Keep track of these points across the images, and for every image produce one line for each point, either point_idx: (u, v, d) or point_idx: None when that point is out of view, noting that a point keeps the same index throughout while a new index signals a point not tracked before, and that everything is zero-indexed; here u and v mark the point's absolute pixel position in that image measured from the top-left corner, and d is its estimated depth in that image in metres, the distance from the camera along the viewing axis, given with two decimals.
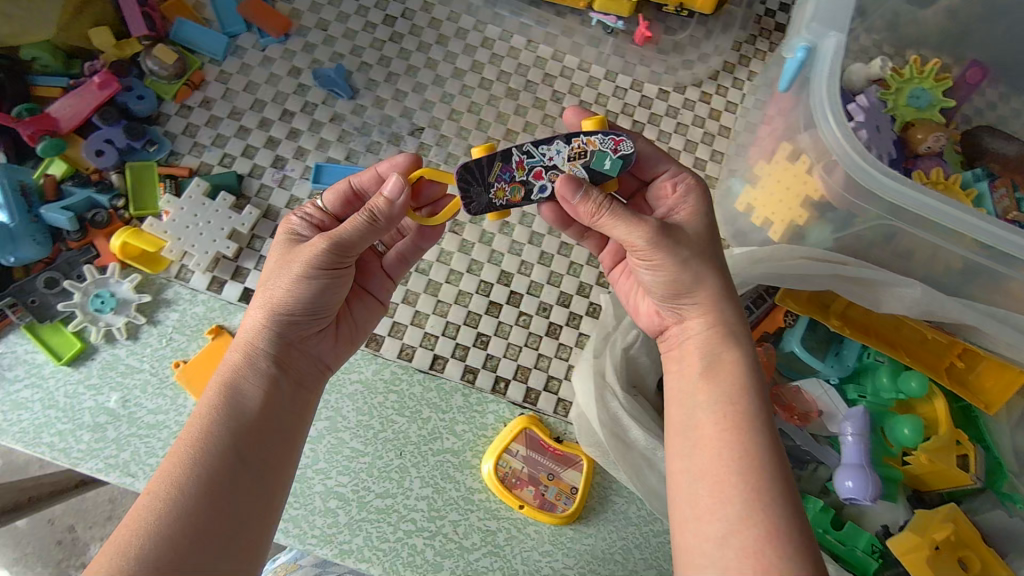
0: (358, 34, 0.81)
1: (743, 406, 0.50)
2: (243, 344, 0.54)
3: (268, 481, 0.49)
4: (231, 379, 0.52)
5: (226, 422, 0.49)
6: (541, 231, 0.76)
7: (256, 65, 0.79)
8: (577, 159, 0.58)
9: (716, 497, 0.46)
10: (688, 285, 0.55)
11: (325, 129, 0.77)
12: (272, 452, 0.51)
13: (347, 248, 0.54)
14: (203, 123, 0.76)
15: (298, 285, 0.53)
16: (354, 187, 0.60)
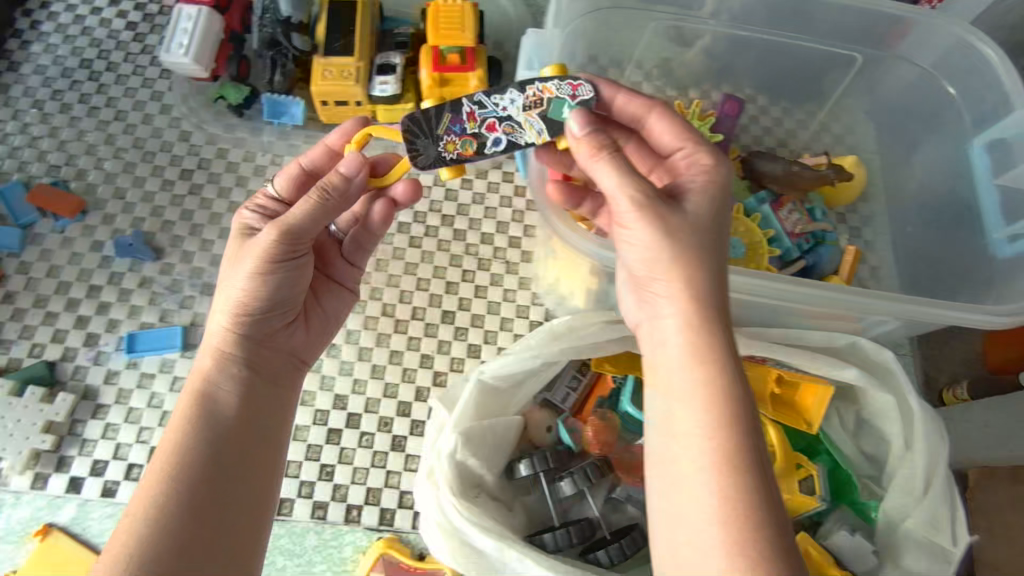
0: (156, 194, 0.82)
1: (725, 437, 0.45)
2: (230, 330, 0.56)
3: (257, 481, 0.53)
4: (207, 387, 0.55)
5: (200, 424, 0.52)
6: (369, 344, 0.77)
7: (57, 248, 0.78)
8: (533, 108, 0.60)
9: (696, 543, 0.43)
10: (659, 265, 0.50)
11: (136, 295, 0.77)
12: (261, 447, 0.55)
13: (300, 237, 0.55)
14: (6, 319, 0.75)
15: (253, 282, 0.55)
16: (305, 169, 0.63)
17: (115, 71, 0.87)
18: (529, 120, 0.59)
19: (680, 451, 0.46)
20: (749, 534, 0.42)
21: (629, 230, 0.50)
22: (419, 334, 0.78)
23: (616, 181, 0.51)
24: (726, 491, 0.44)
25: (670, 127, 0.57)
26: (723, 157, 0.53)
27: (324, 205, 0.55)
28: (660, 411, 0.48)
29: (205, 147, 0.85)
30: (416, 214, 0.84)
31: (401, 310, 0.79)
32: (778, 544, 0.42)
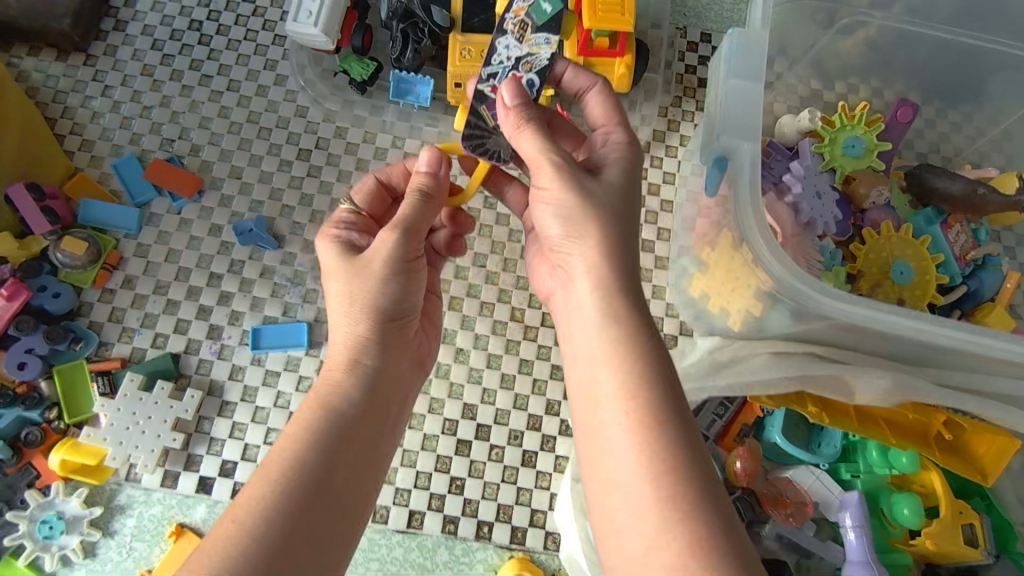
0: (273, 175, 0.78)
1: (644, 398, 0.47)
2: (340, 367, 0.54)
3: (359, 484, 0.50)
4: (326, 395, 0.52)
5: (312, 460, 0.48)
6: (498, 352, 0.74)
7: (175, 231, 0.75)
8: (522, 33, 0.63)
9: (630, 508, 0.44)
10: (576, 226, 0.53)
11: (257, 286, 0.74)
12: (375, 436, 0.53)
13: (416, 228, 0.56)
14: (128, 305, 0.72)
15: (385, 284, 0.55)
16: (382, 181, 0.66)
17: (227, 37, 0.83)
18: (534, 42, 0.63)
19: (597, 439, 0.48)
20: (678, 506, 0.43)
21: (551, 204, 0.54)
22: (550, 343, 0.74)
23: (539, 147, 0.54)
24: (646, 474, 0.44)
25: (603, 104, 0.60)
26: (635, 143, 0.58)
27: (424, 201, 0.58)
28: (574, 379, 0.52)
29: (321, 125, 0.81)
30: None
31: (531, 315, 0.75)
32: (718, 520, 0.43)
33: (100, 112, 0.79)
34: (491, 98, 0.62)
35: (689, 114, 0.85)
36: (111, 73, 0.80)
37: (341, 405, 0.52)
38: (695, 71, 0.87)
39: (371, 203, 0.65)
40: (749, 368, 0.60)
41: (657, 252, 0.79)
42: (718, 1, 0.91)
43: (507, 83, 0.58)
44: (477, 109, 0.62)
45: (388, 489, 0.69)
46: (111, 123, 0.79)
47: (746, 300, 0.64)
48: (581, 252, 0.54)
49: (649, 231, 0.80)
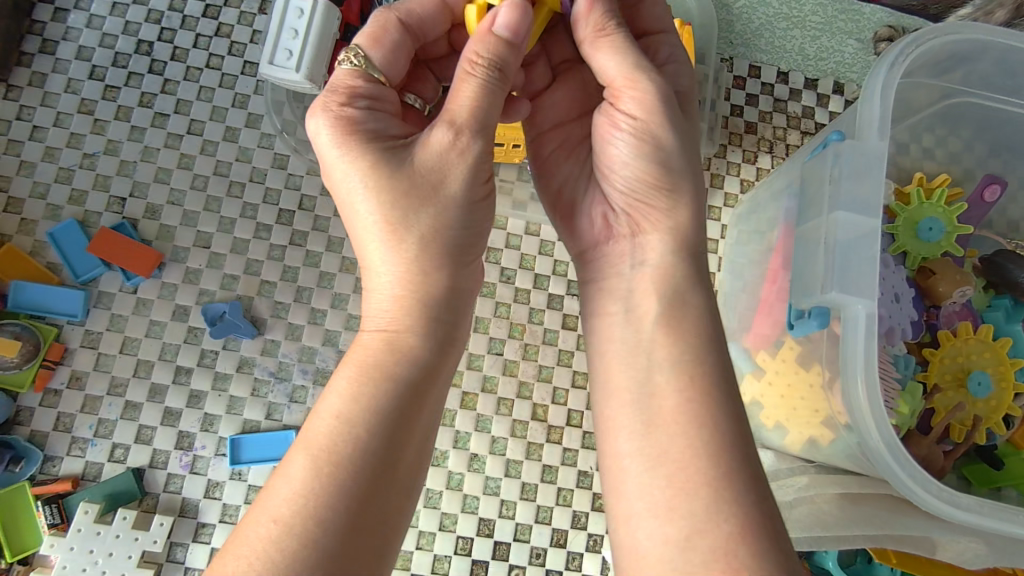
0: (249, 243, 0.66)
1: (707, 373, 0.42)
2: (399, 304, 0.43)
3: (417, 456, 0.42)
4: (391, 347, 0.43)
5: (365, 445, 0.39)
6: (518, 457, 0.64)
7: (130, 314, 0.63)
8: None
9: (677, 484, 0.39)
10: (649, 166, 0.45)
11: (234, 381, 0.63)
12: (435, 393, 0.44)
13: (484, 125, 0.44)
14: (78, 409, 0.61)
15: (458, 214, 0.43)
16: (403, 24, 0.49)
17: (184, 63, 0.69)
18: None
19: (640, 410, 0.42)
20: (729, 494, 0.38)
21: (625, 118, 0.46)
22: (576, 445, 0.65)
23: (632, 60, 0.45)
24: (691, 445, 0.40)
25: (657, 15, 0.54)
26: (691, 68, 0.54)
27: (496, 82, 0.44)
28: (621, 343, 0.45)
29: (305, 179, 0.68)
30: (571, 283, 0.69)
31: (555, 413, 0.66)
32: (758, 500, 0.38)
33: (32, 162, 0.66)
34: None
35: (734, 168, 0.75)
36: (40, 109, 0.66)
37: (409, 356, 0.42)
38: (742, 113, 0.76)
39: (386, 59, 0.48)
40: (818, 517, 0.52)
41: None
42: (769, 26, 0.78)
43: None
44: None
45: None
46: (44, 175, 0.65)
47: (812, 425, 0.56)
48: (657, 203, 0.46)
49: None
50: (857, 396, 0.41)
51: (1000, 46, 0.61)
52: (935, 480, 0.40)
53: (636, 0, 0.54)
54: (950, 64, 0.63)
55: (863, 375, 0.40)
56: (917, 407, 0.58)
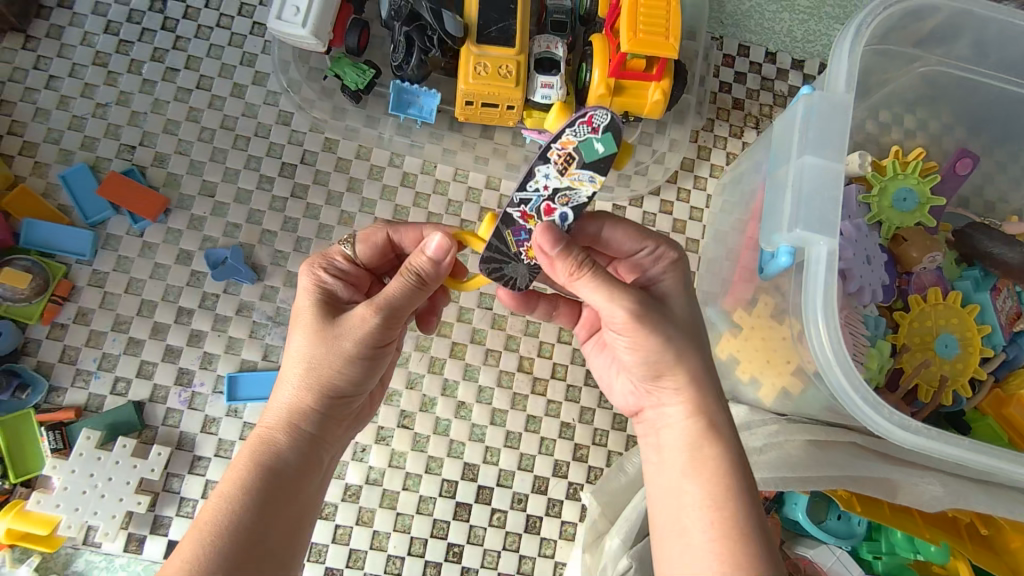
0: (252, 194, 0.69)
1: (732, 510, 0.44)
2: (275, 427, 0.46)
3: (284, 562, 0.43)
4: (268, 459, 0.45)
5: (219, 563, 0.40)
6: (503, 407, 0.67)
7: (136, 257, 0.66)
8: (568, 167, 0.51)
9: None
10: (657, 364, 0.47)
11: (233, 324, 0.66)
12: (304, 507, 0.46)
13: (397, 315, 0.47)
14: (83, 343, 0.63)
15: (349, 365, 0.47)
16: (390, 238, 0.55)
17: (196, 22, 0.72)
18: (577, 177, 0.51)
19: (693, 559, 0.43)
20: None
21: (620, 337, 0.48)
22: (560, 398, 0.68)
23: (603, 292, 0.46)
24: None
25: (629, 233, 0.53)
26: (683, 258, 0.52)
27: (417, 290, 0.48)
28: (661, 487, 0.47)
29: (308, 135, 0.71)
30: None
31: (541, 365, 0.68)
32: None
33: (46, 110, 0.68)
34: (524, 220, 0.51)
35: (721, 142, 0.78)
36: (56, 60, 0.69)
37: (280, 468, 0.45)
38: (730, 90, 0.79)
39: (370, 256, 0.54)
40: (785, 459, 0.54)
41: None
42: (760, 8, 0.81)
43: (540, 226, 0.48)
44: (502, 234, 0.52)
45: (380, 556, 0.63)
46: (58, 123, 0.68)
47: (782, 375, 0.58)
48: (671, 385, 0.48)
49: None
50: (819, 336, 0.44)
51: (974, 20, 0.63)
52: (888, 407, 0.44)
53: (602, 234, 0.54)
54: (925, 39, 0.65)
55: (823, 316, 0.44)
56: (885, 364, 0.61)
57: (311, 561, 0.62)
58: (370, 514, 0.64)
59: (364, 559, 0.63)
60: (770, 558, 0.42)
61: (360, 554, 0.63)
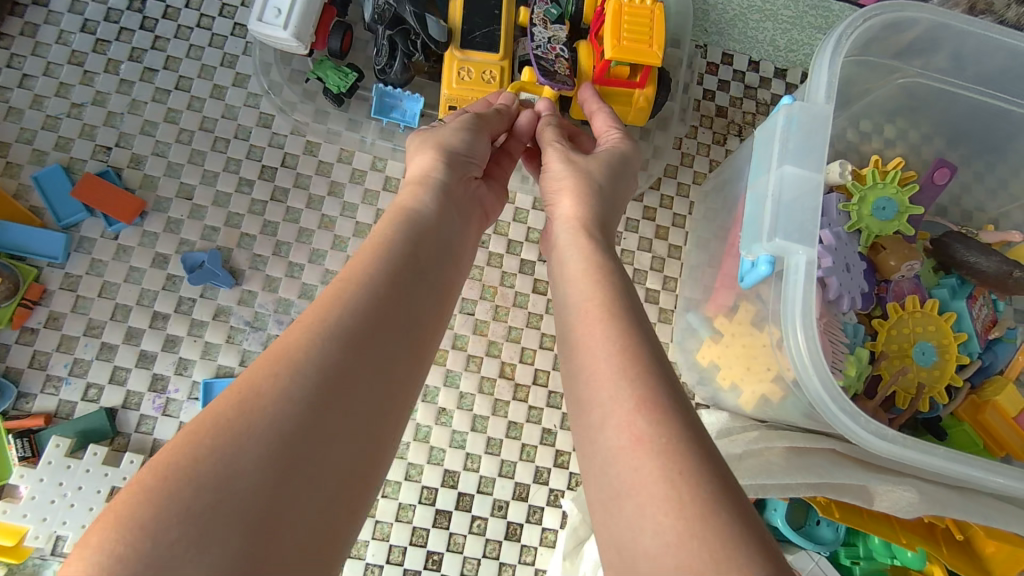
0: (231, 197, 0.68)
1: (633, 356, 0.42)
2: (411, 188, 0.53)
3: (415, 329, 0.43)
4: (394, 230, 0.47)
5: (382, 266, 0.44)
6: (484, 412, 0.66)
7: (111, 259, 0.65)
8: (544, 24, 0.66)
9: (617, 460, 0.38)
10: (560, 186, 0.58)
11: (210, 329, 0.65)
12: (432, 285, 0.47)
13: (485, 124, 0.59)
14: (54, 347, 0.62)
15: (452, 145, 0.56)
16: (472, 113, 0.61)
17: (176, 21, 0.70)
18: (554, 28, 0.66)
19: (594, 410, 0.41)
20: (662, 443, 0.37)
21: (548, 184, 0.59)
22: (542, 403, 0.68)
23: (548, 139, 0.61)
24: (636, 428, 0.38)
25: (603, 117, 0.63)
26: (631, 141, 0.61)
27: (498, 113, 0.60)
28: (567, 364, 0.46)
29: (289, 139, 0.71)
30: (543, 251, 0.71)
31: (523, 371, 0.68)
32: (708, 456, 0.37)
33: (19, 109, 0.67)
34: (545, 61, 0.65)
35: (704, 149, 0.78)
36: (30, 58, 0.68)
37: (410, 241, 0.47)
38: (713, 98, 0.80)
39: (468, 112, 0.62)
40: (766, 466, 0.54)
41: (663, 304, 0.72)
42: (743, 17, 0.82)
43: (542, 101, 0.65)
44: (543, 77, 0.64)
45: (358, 563, 0.62)
46: (31, 122, 0.67)
47: (763, 381, 0.58)
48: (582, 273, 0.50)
49: (656, 279, 0.73)
50: (797, 345, 0.44)
51: (954, 31, 0.63)
52: (866, 414, 0.44)
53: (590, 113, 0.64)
54: (905, 50, 0.66)
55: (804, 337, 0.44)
56: (863, 371, 0.61)
57: None
58: None
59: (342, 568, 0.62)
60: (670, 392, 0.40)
61: None
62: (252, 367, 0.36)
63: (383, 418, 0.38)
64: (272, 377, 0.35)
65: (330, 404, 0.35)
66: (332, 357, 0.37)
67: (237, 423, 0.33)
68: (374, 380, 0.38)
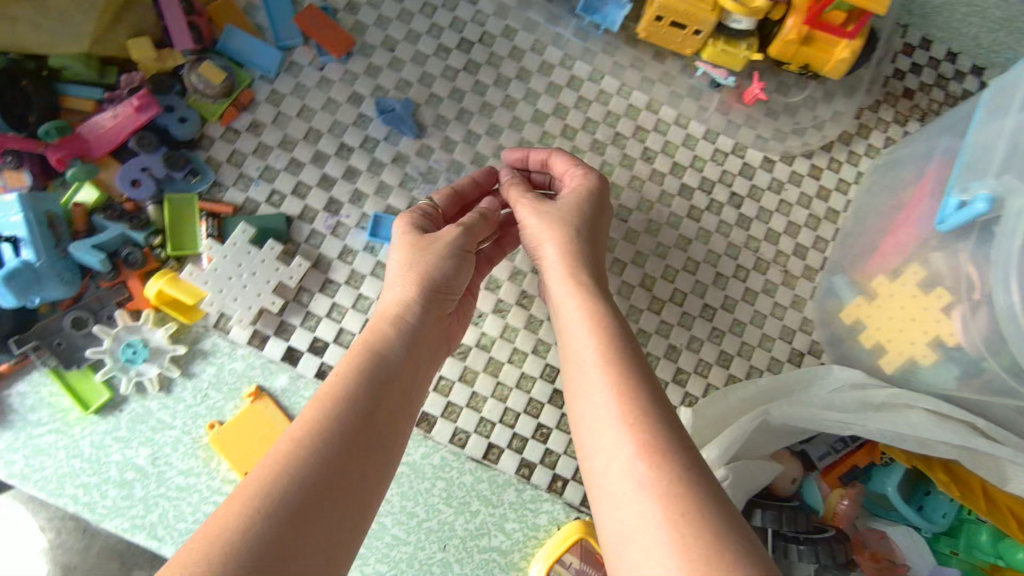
0: (428, 58, 0.72)
1: (648, 436, 0.42)
2: (382, 322, 0.53)
3: (387, 440, 0.46)
4: (372, 345, 0.50)
5: (363, 381, 0.47)
6: (618, 314, 0.70)
7: (313, 86, 0.70)
8: None
9: (647, 552, 0.38)
10: (540, 232, 0.56)
11: (387, 171, 0.69)
12: (400, 398, 0.49)
13: (476, 229, 0.58)
14: (250, 152, 0.67)
15: (446, 261, 0.55)
16: (455, 189, 0.63)
17: None
18: None
19: (599, 454, 0.43)
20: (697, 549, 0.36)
21: (538, 242, 0.57)
22: (673, 320, 0.71)
23: (517, 193, 0.60)
24: (660, 483, 0.40)
25: (565, 164, 0.62)
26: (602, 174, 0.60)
27: (484, 218, 0.59)
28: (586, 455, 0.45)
29: (491, 18, 0.73)
30: (704, 180, 0.74)
31: (662, 286, 0.71)
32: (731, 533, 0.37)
33: None
34: None
35: (883, 125, 0.77)
36: None
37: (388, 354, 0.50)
38: (904, 78, 0.79)
39: (449, 201, 0.62)
40: (902, 419, 0.58)
41: (809, 261, 0.73)
42: None
43: (557, 158, 0.62)
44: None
45: (473, 415, 0.67)
46: None
47: (915, 344, 0.62)
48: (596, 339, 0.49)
49: (806, 237, 0.74)
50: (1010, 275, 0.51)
51: None
52: None
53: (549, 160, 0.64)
54: None
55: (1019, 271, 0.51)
56: None
57: None
58: (473, 374, 0.67)
59: (458, 414, 0.66)
60: (705, 492, 0.40)
61: (456, 409, 0.67)
62: (213, 519, 0.37)
63: (347, 523, 0.40)
64: (269, 488, 0.39)
65: (306, 530, 0.38)
66: (309, 480, 0.40)
67: (228, 544, 0.35)
68: (352, 489, 0.42)
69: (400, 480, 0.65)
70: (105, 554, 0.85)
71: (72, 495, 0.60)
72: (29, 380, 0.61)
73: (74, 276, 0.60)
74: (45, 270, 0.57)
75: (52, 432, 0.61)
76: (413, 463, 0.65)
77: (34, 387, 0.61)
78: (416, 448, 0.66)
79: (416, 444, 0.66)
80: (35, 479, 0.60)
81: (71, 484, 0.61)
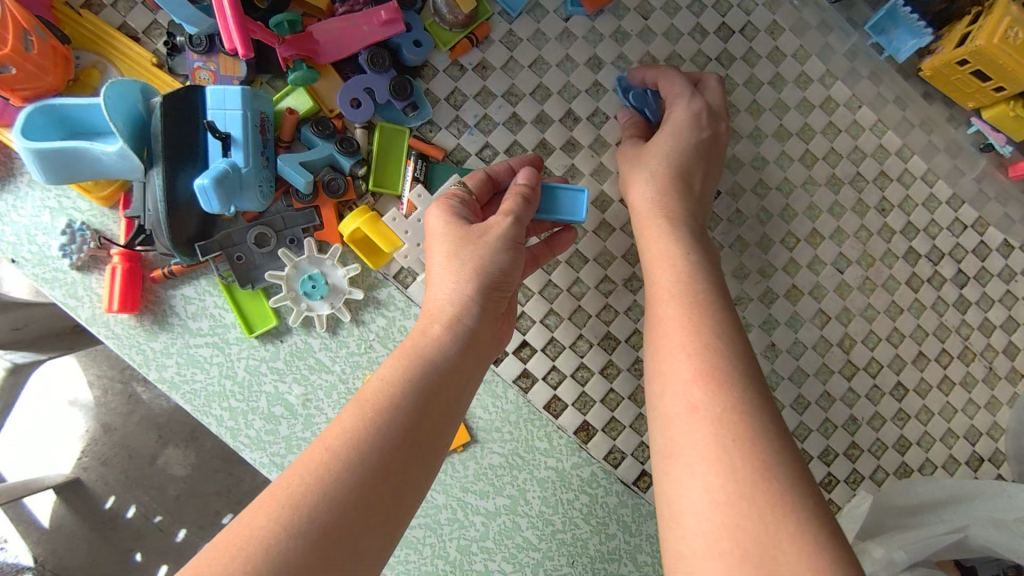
0: (682, 37, 0.63)
1: (738, 429, 0.38)
2: (436, 318, 0.45)
3: (443, 441, 0.42)
4: (424, 339, 0.44)
5: (420, 382, 0.41)
6: (808, 369, 0.64)
7: (554, 38, 0.62)
8: None
9: (707, 533, 0.35)
10: (660, 183, 0.53)
11: (609, 153, 0.62)
12: (462, 390, 0.44)
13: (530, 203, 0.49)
14: (472, 95, 0.60)
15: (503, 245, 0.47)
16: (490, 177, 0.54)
17: None
18: None
19: (677, 436, 0.39)
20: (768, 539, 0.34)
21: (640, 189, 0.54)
22: (861, 390, 0.65)
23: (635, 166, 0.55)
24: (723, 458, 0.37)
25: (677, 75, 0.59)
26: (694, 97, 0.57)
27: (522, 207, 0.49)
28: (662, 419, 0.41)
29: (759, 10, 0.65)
30: (934, 249, 0.67)
31: (859, 352, 0.65)
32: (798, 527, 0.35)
33: None
34: None
35: None
36: None
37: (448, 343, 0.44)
38: None
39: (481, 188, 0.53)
40: None
41: (1019, 363, 0.67)
42: None
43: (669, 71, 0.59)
44: None
45: (633, 437, 0.62)
46: None
47: None
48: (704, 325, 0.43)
49: (1023, 337, 0.68)
50: None
51: None
52: None
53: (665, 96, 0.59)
54: None
55: None
56: None
57: (575, 408, 0.61)
58: (643, 394, 0.62)
59: (619, 432, 0.62)
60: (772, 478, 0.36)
61: (619, 426, 0.62)
62: (252, 511, 0.35)
63: (395, 517, 0.38)
64: (311, 487, 0.35)
65: (353, 537, 0.35)
66: (356, 494, 0.36)
67: (265, 544, 0.33)
68: (403, 491, 0.38)
69: (544, 485, 0.61)
70: (144, 424, 0.95)
71: (218, 416, 0.56)
72: (197, 286, 0.57)
73: (270, 189, 0.55)
74: (249, 177, 0.52)
75: (209, 346, 0.56)
76: (562, 471, 0.61)
77: (201, 294, 0.57)
78: (567, 455, 0.61)
79: (568, 450, 0.61)
80: (184, 390, 0.56)
81: (219, 405, 0.56)
